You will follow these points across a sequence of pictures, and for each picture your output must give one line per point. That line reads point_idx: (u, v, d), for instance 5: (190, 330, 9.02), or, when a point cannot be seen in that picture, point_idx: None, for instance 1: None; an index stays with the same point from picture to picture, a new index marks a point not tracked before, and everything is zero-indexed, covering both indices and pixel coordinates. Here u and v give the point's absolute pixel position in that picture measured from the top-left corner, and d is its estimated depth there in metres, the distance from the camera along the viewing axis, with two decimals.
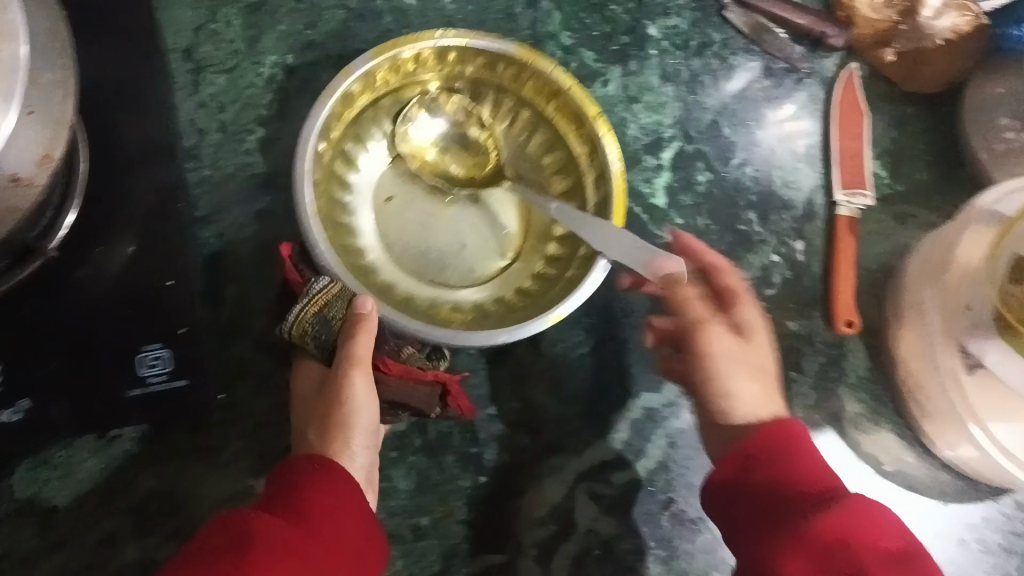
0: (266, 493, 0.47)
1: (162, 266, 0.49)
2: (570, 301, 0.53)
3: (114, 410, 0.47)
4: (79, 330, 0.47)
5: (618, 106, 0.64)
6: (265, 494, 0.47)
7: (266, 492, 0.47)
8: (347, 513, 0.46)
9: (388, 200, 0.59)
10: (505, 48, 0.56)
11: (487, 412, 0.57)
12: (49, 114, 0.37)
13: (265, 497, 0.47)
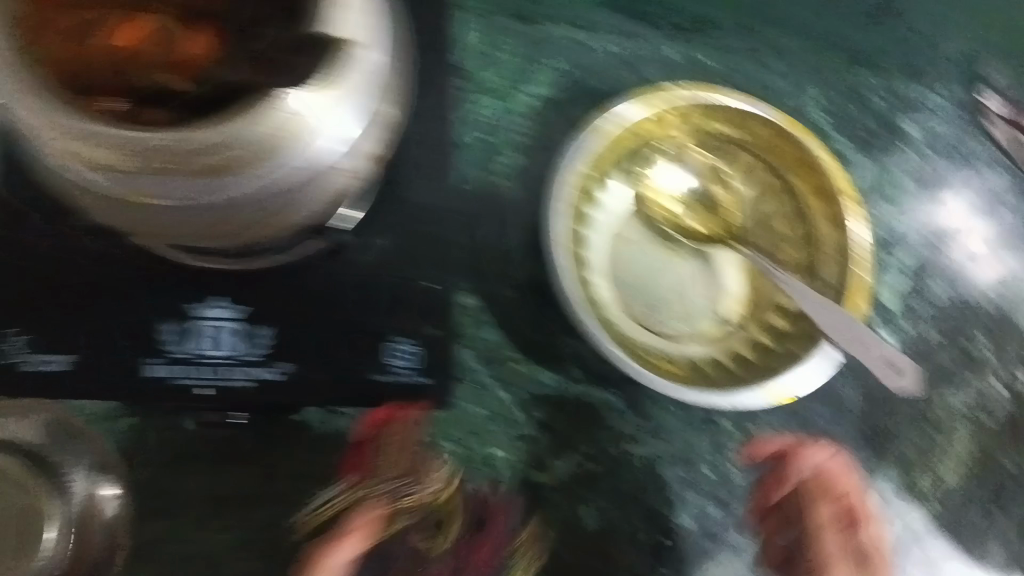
0: None
1: (417, 268, 0.55)
2: (789, 376, 0.54)
3: (362, 390, 0.52)
4: (340, 309, 0.52)
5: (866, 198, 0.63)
6: None
7: None
8: None
9: (620, 241, 0.60)
10: (768, 116, 0.58)
11: (679, 472, 0.59)
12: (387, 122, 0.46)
13: None
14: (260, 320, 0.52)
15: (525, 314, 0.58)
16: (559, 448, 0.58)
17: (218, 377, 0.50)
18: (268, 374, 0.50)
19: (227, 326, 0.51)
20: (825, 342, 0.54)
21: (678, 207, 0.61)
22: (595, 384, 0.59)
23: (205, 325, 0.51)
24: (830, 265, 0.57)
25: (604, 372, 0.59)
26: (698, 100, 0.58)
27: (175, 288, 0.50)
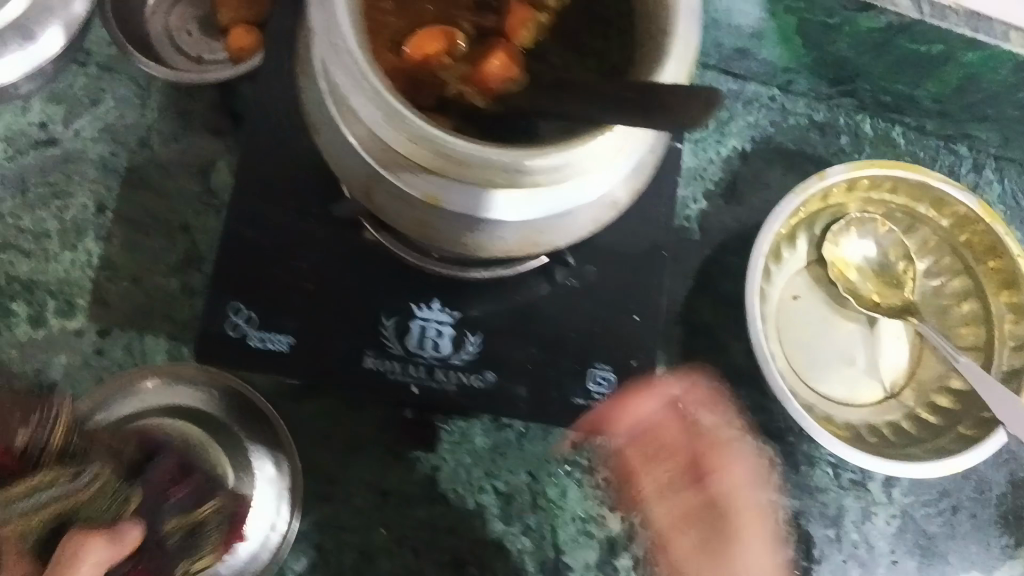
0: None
1: (620, 295, 0.51)
2: (966, 456, 0.55)
3: (555, 410, 0.50)
4: (537, 324, 0.50)
5: None
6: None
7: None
8: None
9: (794, 299, 0.61)
10: (967, 200, 0.59)
11: (826, 532, 0.59)
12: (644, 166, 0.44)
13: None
14: (470, 327, 0.50)
15: (693, 357, 0.60)
16: None
17: (429, 377, 0.49)
18: (476, 380, 0.49)
19: (440, 331, 0.49)
20: (1000, 427, 0.56)
21: (855, 274, 0.62)
22: (754, 433, 0.59)
23: (419, 325, 0.49)
24: (1006, 352, 0.59)
25: (763, 423, 0.60)
26: (905, 176, 0.59)
27: (387, 284, 0.50)
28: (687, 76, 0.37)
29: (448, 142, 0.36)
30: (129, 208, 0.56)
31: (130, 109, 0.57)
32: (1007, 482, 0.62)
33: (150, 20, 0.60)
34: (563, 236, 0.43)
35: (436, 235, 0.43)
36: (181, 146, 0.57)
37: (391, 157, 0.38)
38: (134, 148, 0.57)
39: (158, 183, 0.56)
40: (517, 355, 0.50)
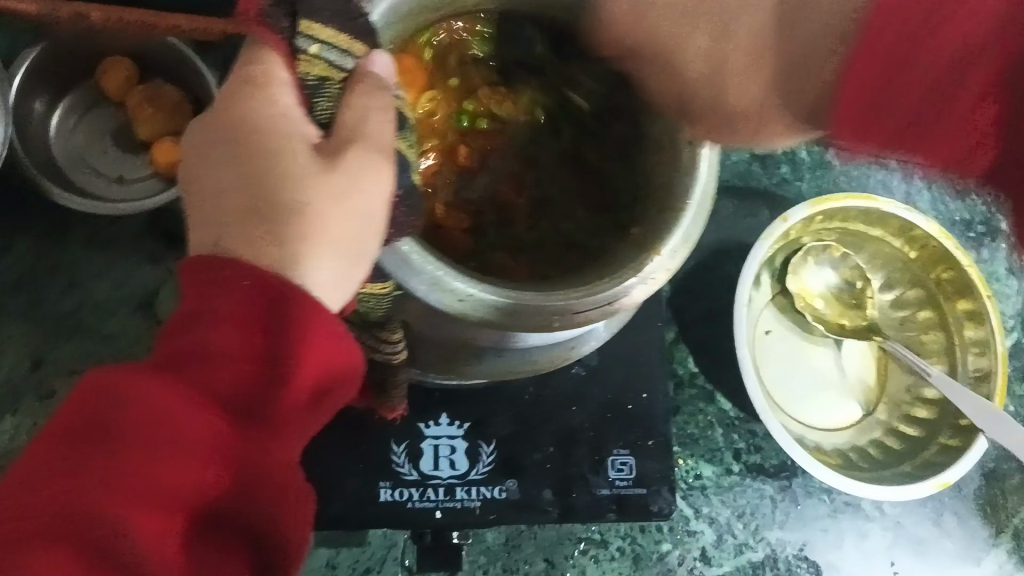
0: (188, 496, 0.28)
1: (634, 379, 0.51)
2: (957, 466, 0.58)
3: (588, 507, 0.48)
4: (555, 416, 0.50)
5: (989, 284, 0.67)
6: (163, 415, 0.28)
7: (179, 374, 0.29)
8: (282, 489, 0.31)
9: (767, 333, 0.62)
10: (920, 222, 0.62)
11: (833, 558, 0.60)
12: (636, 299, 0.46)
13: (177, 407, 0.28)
14: (482, 436, 0.48)
15: (680, 410, 0.60)
16: (723, 541, 0.58)
17: (450, 498, 0.47)
18: (499, 491, 0.47)
19: (453, 446, 0.48)
20: (981, 435, 0.58)
21: (819, 300, 0.64)
22: (753, 475, 0.60)
23: (431, 446, 0.48)
24: (972, 359, 0.61)
25: (759, 463, 0.60)
26: (859, 206, 0.62)
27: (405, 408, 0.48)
28: (713, 190, 0.38)
29: (494, 298, 0.35)
30: (67, 357, 0.53)
31: (54, 249, 0.55)
32: (982, 475, 0.63)
33: (58, 143, 0.57)
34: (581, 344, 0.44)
35: (464, 365, 0.43)
36: (114, 280, 0.54)
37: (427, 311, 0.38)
38: (63, 291, 0.54)
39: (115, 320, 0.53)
40: (534, 457, 0.48)
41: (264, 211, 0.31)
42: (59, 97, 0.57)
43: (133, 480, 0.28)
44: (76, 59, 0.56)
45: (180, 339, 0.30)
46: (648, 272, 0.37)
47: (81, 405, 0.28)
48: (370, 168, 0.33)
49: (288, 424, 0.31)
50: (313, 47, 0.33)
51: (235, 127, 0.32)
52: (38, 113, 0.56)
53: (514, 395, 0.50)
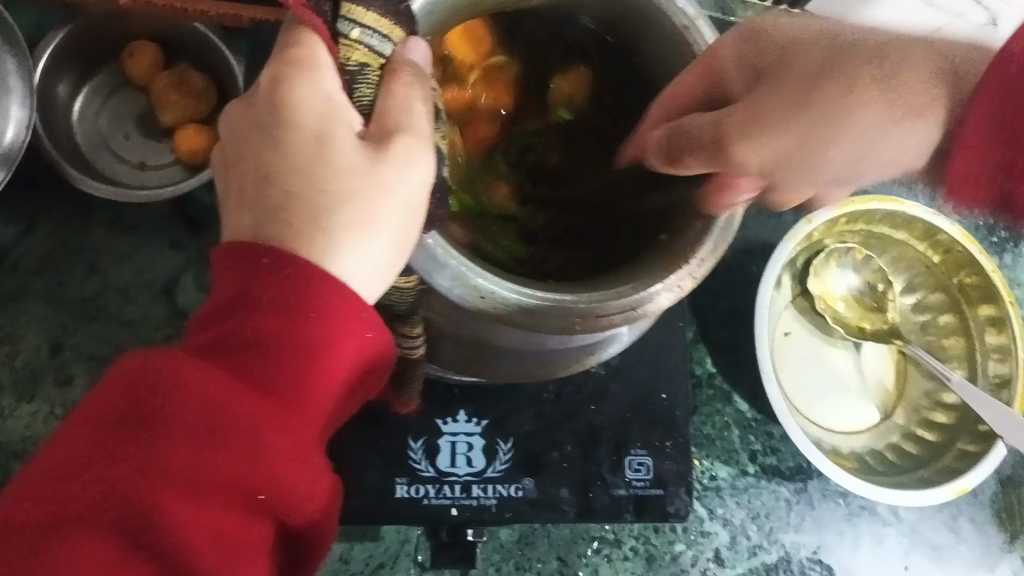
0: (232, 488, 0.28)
1: (655, 379, 0.51)
2: (976, 472, 0.57)
3: (605, 507, 0.47)
4: (574, 415, 0.49)
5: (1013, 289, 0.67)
6: (211, 408, 0.27)
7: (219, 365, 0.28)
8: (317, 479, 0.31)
9: (787, 335, 0.62)
10: (945, 225, 0.61)
11: (847, 561, 0.59)
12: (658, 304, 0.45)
13: (223, 400, 0.28)
14: (500, 434, 0.48)
15: (697, 410, 0.60)
16: (737, 542, 0.58)
17: (466, 495, 0.46)
18: (515, 490, 0.47)
19: (470, 443, 0.48)
20: (1000, 441, 0.57)
21: (841, 303, 0.63)
22: (768, 476, 0.59)
23: (448, 443, 0.47)
24: (993, 365, 0.61)
25: (776, 466, 0.60)
26: (883, 208, 0.61)
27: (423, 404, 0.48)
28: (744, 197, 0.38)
29: (517, 298, 0.35)
30: (87, 343, 0.52)
31: (74, 233, 0.54)
32: (998, 481, 0.63)
33: (81, 127, 0.56)
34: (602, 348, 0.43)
35: (483, 364, 0.42)
36: (135, 268, 0.54)
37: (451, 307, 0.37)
38: (85, 274, 0.53)
39: (135, 307, 0.53)
40: (553, 456, 0.48)
41: (312, 206, 0.30)
42: (83, 80, 0.56)
43: (175, 468, 0.27)
44: (101, 43, 0.56)
45: (220, 327, 0.29)
46: (675, 280, 0.36)
47: (119, 391, 0.28)
48: (416, 158, 0.32)
49: (324, 417, 0.31)
50: (354, 32, 0.31)
51: (278, 108, 0.31)
52: (62, 96, 0.55)
53: (533, 393, 0.49)
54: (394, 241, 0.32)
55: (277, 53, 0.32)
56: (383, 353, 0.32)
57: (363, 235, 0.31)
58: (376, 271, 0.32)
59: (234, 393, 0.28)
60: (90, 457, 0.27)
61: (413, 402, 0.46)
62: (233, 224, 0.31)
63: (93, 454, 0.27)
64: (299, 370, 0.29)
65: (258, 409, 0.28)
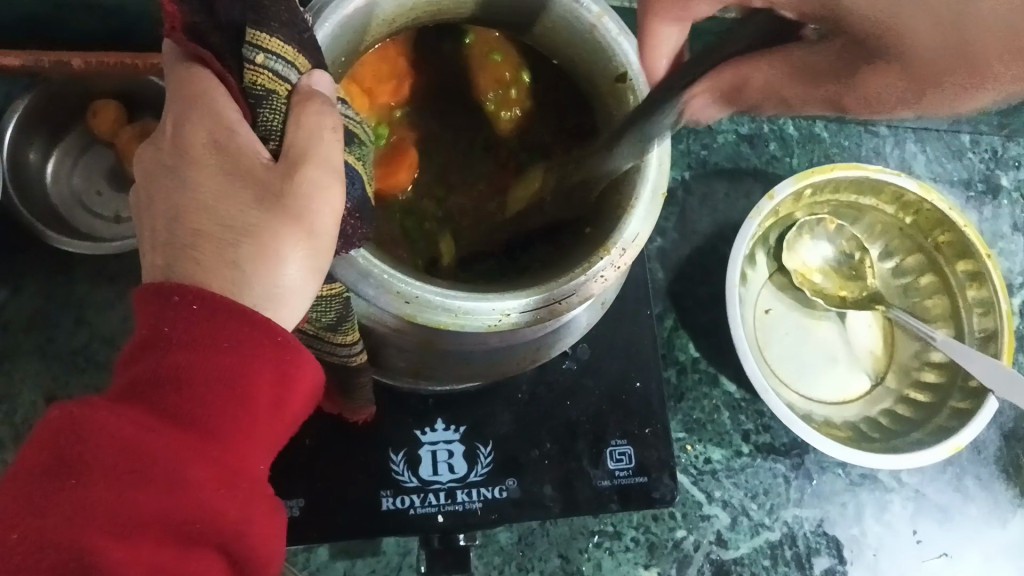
0: (161, 522, 0.29)
1: (629, 369, 0.53)
2: (971, 429, 0.57)
3: (591, 500, 0.49)
4: (553, 414, 0.51)
5: (999, 240, 0.67)
6: (125, 449, 0.29)
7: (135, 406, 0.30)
8: (258, 503, 0.32)
9: (768, 313, 0.62)
10: (908, 184, 0.62)
11: (853, 530, 0.59)
12: (604, 298, 0.46)
13: (138, 440, 0.29)
14: (479, 439, 0.49)
15: (684, 397, 0.60)
16: (738, 523, 0.58)
17: (451, 501, 0.48)
18: (500, 491, 0.48)
19: (450, 450, 0.49)
20: (990, 395, 0.57)
21: (818, 275, 0.63)
22: (764, 455, 0.60)
23: (429, 452, 0.49)
24: (978, 319, 0.61)
25: (769, 443, 0.60)
26: (848, 175, 0.62)
27: (406, 416, 0.50)
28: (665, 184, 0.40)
29: (441, 297, 0.37)
30: (81, 394, 0.54)
31: (58, 291, 0.56)
32: (1001, 436, 0.63)
33: (55, 188, 0.60)
34: (559, 341, 0.46)
35: (434, 369, 0.45)
36: (120, 317, 0.56)
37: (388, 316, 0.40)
38: (72, 328, 0.55)
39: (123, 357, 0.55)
40: (533, 454, 0.49)
41: (223, 237, 0.32)
42: (52, 145, 0.60)
43: (99, 510, 0.28)
44: (65, 106, 0.59)
45: (134, 369, 0.31)
46: (597, 270, 0.38)
47: (42, 446, 0.29)
48: (322, 184, 0.33)
49: (253, 444, 0.32)
50: (258, 57, 0.33)
51: (185, 148, 0.33)
52: (34, 162, 0.59)
53: (509, 396, 0.51)
54: (306, 265, 0.33)
55: (180, 95, 0.33)
56: (303, 373, 0.34)
57: (276, 267, 0.32)
58: (293, 306, 0.33)
59: (150, 432, 0.29)
60: (17, 512, 0.28)
61: (368, 409, 0.47)
62: (149, 263, 0.32)
63: (22, 507, 0.28)
64: (216, 403, 0.31)
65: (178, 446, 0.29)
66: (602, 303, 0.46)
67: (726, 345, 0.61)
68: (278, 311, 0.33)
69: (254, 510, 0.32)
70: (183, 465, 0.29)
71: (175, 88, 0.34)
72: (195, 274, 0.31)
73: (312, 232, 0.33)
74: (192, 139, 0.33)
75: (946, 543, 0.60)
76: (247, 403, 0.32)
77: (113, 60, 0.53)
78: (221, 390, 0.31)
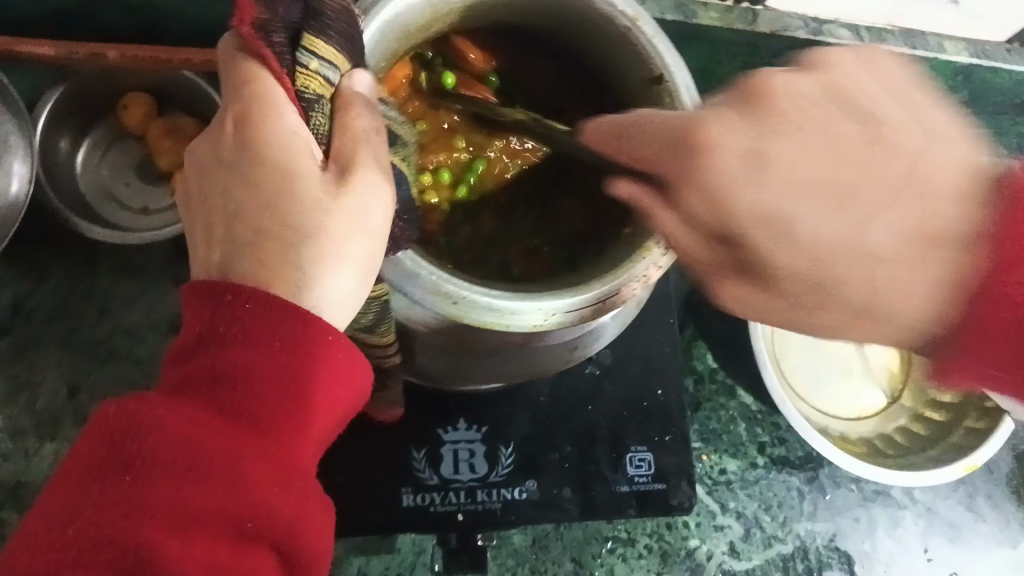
0: (217, 517, 0.29)
1: (651, 376, 0.53)
2: (984, 449, 0.57)
3: (610, 504, 0.49)
4: (573, 417, 0.51)
5: None
6: (182, 443, 0.29)
7: (192, 404, 0.30)
8: (311, 500, 0.32)
9: (785, 327, 0.62)
10: None
11: (865, 547, 0.59)
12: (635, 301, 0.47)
13: (194, 435, 0.29)
14: (500, 440, 0.50)
15: (701, 407, 0.60)
16: (751, 534, 0.58)
17: (471, 500, 0.48)
18: (519, 492, 0.49)
19: (471, 450, 0.49)
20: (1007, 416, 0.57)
21: None
22: (778, 467, 0.60)
23: (450, 451, 0.49)
24: None
25: (784, 456, 0.60)
26: None
27: (430, 414, 0.50)
28: None
29: (484, 297, 0.37)
30: (104, 383, 0.55)
31: (86, 280, 0.57)
32: (1014, 457, 0.63)
33: (83, 178, 0.60)
34: (594, 341, 0.47)
35: (468, 369, 0.45)
36: (146, 308, 0.57)
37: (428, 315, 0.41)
38: (98, 317, 0.56)
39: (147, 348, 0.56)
40: (553, 457, 0.50)
41: (282, 237, 0.33)
42: (82, 135, 0.60)
43: (158, 502, 0.28)
44: (98, 98, 0.60)
45: (189, 368, 0.31)
46: (641, 270, 0.39)
47: (97, 439, 0.29)
48: (379, 188, 0.34)
49: (305, 439, 0.32)
50: (313, 64, 0.34)
51: (245, 146, 0.33)
52: (64, 151, 0.59)
53: (530, 398, 0.51)
54: (357, 266, 0.34)
55: (235, 92, 0.34)
56: (353, 373, 0.34)
57: (334, 265, 0.33)
58: (343, 305, 0.34)
59: (208, 428, 0.30)
60: (79, 504, 0.28)
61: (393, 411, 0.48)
62: (205, 258, 0.33)
63: (85, 500, 0.28)
64: (269, 400, 0.31)
65: (233, 440, 0.30)
66: (634, 304, 0.47)
67: (745, 358, 0.62)
68: (332, 310, 0.34)
69: (309, 507, 0.32)
70: (237, 461, 0.30)
71: (232, 79, 0.34)
72: (254, 270, 0.32)
73: (363, 235, 0.34)
74: (250, 137, 0.33)
75: (957, 562, 0.60)
76: (298, 400, 0.32)
77: (146, 54, 0.54)
78: (272, 386, 0.31)
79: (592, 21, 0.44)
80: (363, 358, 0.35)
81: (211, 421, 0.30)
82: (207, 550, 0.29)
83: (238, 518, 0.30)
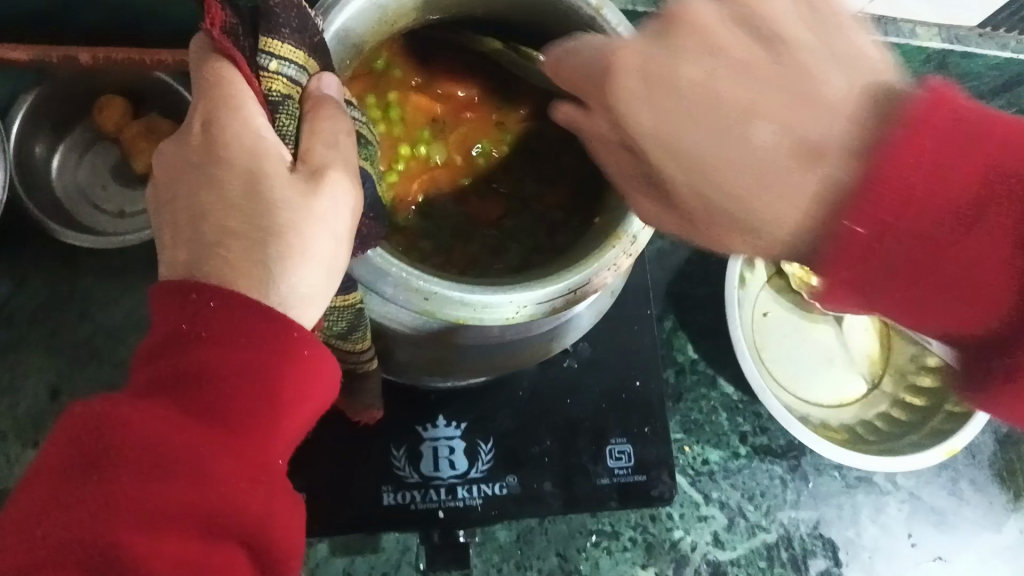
0: (188, 516, 0.29)
1: (631, 369, 0.53)
2: (965, 432, 0.58)
3: (591, 497, 0.49)
4: (555, 411, 0.51)
5: None
6: (151, 443, 0.29)
7: (160, 404, 0.30)
8: (282, 497, 0.32)
9: (766, 316, 0.63)
10: None
11: (848, 533, 0.59)
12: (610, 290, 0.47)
13: (162, 434, 0.29)
14: (480, 435, 0.50)
15: (683, 398, 0.61)
16: (735, 523, 0.58)
17: (452, 497, 0.48)
18: (499, 487, 0.49)
19: (452, 446, 0.49)
20: None
21: None
22: (761, 456, 0.60)
23: (430, 448, 0.49)
24: None
25: (767, 445, 0.60)
26: None
27: (409, 411, 0.50)
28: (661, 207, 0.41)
29: (455, 292, 0.37)
30: (83, 388, 0.54)
31: (63, 286, 0.56)
32: (995, 440, 0.63)
33: (60, 181, 0.60)
34: (570, 334, 0.47)
35: (444, 365, 0.45)
36: (123, 313, 0.56)
37: (402, 312, 0.41)
38: (75, 322, 0.56)
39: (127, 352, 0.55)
40: (534, 451, 0.50)
41: (249, 237, 0.33)
42: (58, 138, 0.60)
43: (127, 502, 0.28)
44: (73, 100, 0.60)
45: (158, 368, 0.31)
46: (611, 258, 0.40)
47: (66, 442, 0.29)
48: (348, 190, 0.34)
49: (274, 436, 0.32)
50: (272, 64, 0.34)
51: (209, 148, 0.33)
52: (39, 156, 0.59)
53: (511, 393, 0.51)
54: (325, 266, 0.34)
55: (201, 95, 0.34)
56: (323, 371, 0.34)
57: (301, 267, 0.33)
58: (312, 306, 0.34)
59: (176, 427, 0.30)
60: (48, 506, 0.28)
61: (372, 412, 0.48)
62: (171, 259, 0.33)
63: (54, 501, 0.28)
64: (236, 398, 0.31)
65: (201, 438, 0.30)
66: (609, 294, 0.47)
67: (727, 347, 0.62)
68: (299, 308, 0.34)
69: (280, 504, 0.32)
70: (206, 458, 0.30)
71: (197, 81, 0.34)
72: (221, 270, 0.32)
73: (332, 236, 0.34)
74: (216, 139, 0.33)
75: (941, 547, 0.60)
76: (266, 398, 0.32)
77: (119, 56, 0.53)
78: (241, 384, 0.31)
79: (566, 18, 0.44)
80: (332, 356, 0.34)
81: (180, 420, 0.30)
82: (178, 548, 0.29)
83: (209, 516, 0.29)
